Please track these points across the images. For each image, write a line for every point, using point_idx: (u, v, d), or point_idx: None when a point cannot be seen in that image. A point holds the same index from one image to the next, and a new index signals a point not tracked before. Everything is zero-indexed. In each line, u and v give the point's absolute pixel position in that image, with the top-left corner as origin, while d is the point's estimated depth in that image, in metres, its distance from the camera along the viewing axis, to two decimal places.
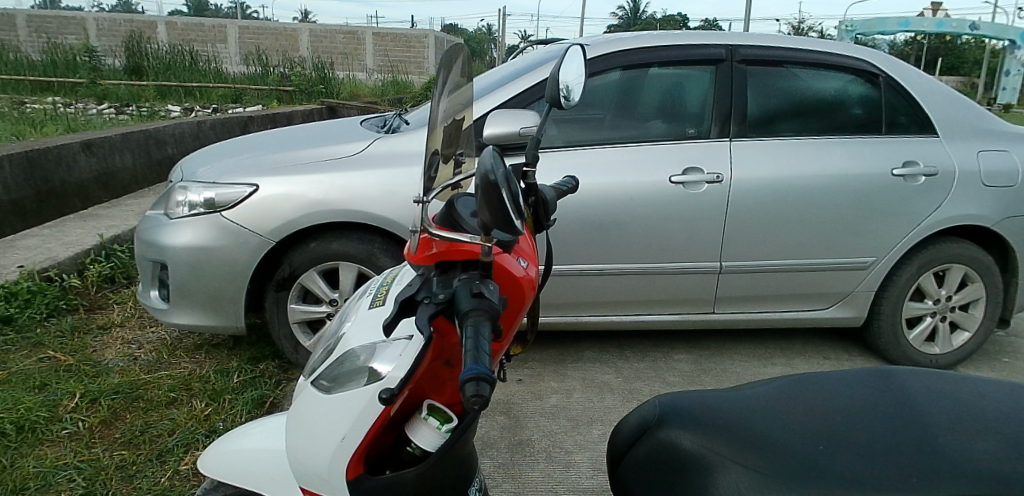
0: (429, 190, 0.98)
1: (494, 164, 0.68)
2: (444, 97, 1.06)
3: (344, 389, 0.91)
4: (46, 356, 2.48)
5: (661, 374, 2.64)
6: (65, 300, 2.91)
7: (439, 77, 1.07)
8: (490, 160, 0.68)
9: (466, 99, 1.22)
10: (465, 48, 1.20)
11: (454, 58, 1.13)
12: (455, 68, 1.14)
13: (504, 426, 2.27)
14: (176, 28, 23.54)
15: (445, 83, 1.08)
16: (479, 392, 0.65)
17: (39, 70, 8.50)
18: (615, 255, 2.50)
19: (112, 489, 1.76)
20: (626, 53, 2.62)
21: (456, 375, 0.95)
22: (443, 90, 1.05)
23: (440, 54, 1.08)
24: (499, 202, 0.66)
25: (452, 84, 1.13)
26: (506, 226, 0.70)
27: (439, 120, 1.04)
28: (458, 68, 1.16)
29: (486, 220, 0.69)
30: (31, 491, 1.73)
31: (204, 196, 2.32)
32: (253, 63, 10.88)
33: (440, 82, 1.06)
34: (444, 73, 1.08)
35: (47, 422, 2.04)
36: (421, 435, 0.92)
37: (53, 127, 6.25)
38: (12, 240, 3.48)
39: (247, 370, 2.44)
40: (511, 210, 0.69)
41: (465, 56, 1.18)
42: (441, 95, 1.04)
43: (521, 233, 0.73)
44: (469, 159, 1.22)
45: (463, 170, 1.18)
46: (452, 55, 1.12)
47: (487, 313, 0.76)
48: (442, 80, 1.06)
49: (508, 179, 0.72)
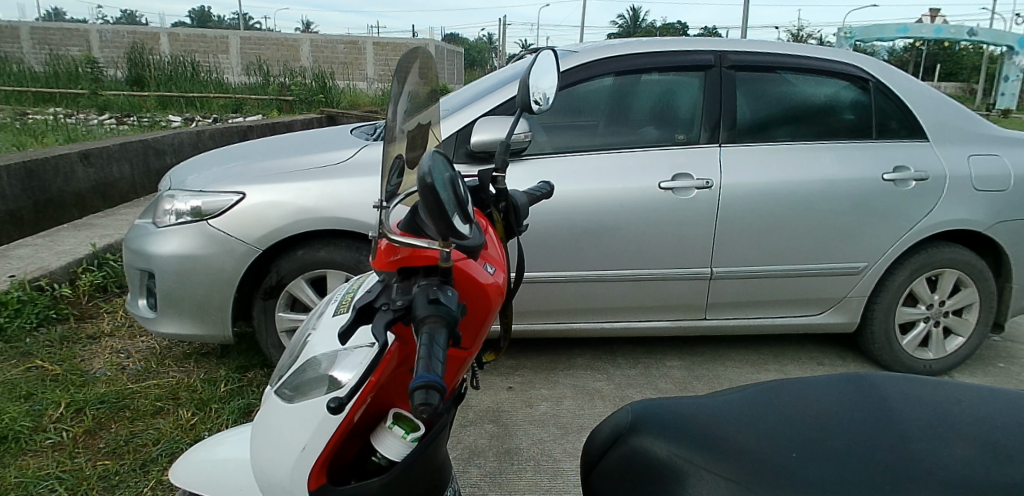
0: (393, 197, 1.00)
1: (432, 167, 0.66)
2: (403, 103, 1.05)
3: (306, 398, 0.90)
4: (33, 365, 2.48)
5: (653, 381, 2.62)
6: (56, 310, 2.92)
7: (397, 82, 1.06)
8: (429, 163, 0.67)
9: (430, 104, 1.22)
10: (430, 51, 1.19)
11: (414, 61, 1.12)
12: (417, 73, 1.14)
13: (493, 434, 2.25)
14: (179, 39, 23.75)
15: (404, 89, 1.07)
16: (428, 400, 0.64)
17: (41, 81, 8.58)
18: (604, 262, 2.49)
19: None
20: (615, 59, 2.61)
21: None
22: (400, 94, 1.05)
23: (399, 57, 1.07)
24: (439, 206, 0.65)
25: (414, 87, 1.12)
26: (447, 231, 0.68)
27: (399, 125, 1.03)
28: (420, 72, 1.15)
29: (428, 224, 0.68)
30: None
31: (192, 204, 2.33)
32: (254, 73, 10.94)
33: (398, 88, 1.05)
34: (404, 77, 1.07)
35: (31, 431, 2.03)
36: (386, 444, 0.91)
37: (53, 137, 6.30)
38: (7, 250, 3.49)
39: (234, 379, 2.43)
40: (453, 213, 0.68)
41: (428, 60, 1.17)
42: (399, 102, 1.04)
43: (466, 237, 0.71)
44: None
45: None
46: (412, 58, 1.11)
47: (443, 321, 0.75)
48: (400, 86, 1.05)
49: (451, 182, 0.70)
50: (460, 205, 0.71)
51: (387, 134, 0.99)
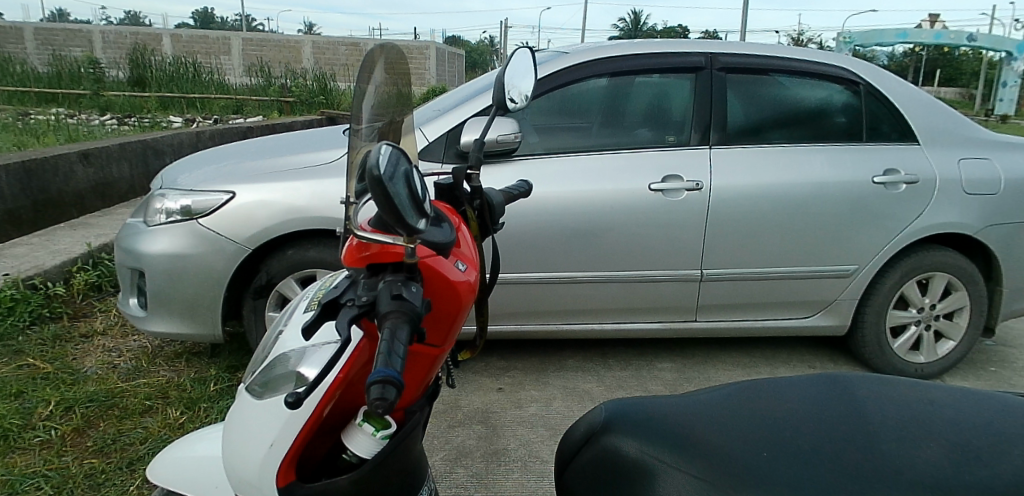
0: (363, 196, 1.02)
1: (383, 161, 0.67)
2: (370, 104, 1.07)
3: (275, 394, 0.91)
4: (24, 363, 2.49)
5: (644, 382, 2.62)
6: (50, 308, 2.93)
7: (361, 85, 1.08)
8: (381, 156, 0.68)
9: (405, 104, 1.23)
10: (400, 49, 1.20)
11: (382, 61, 1.13)
12: (388, 72, 1.15)
13: (481, 434, 2.26)
14: (183, 41, 23.87)
15: (372, 90, 1.10)
16: (383, 394, 0.65)
17: (44, 81, 8.64)
18: (594, 263, 2.49)
19: None
20: (607, 61, 2.62)
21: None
22: (366, 95, 1.07)
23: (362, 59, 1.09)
24: (389, 200, 0.65)
25: (383, 86, 1.14)
26: (403, 225, 0.69)
27: (365, 127, 1.06)
28: (391, 70, 1.16)
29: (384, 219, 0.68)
30: None
31: (182, 203, 2.34)
32: (256, 74, 11.00)
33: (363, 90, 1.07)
34: (368, 77, 1.09)
35: (20, 429, 2.05)
36: (357, 441, 0.91)
37: (53, 136, 6.33)
38: (2, 249, 3.50)
39: (224, 378, 2.44)
40: (405, 208, 0.69)
41: (399, 58, 1.19)
42: (364, 103, 1.06)
43: (424, 232, 0.72)
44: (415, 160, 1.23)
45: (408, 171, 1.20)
46: (379, 57, 1.13)
47: (406, 316, 0.76)
48: (365, 88, 1.08)
49: (406, 177, 0.71)
50: (416, 200, 0.72)
51: (351, 136, 1.02)
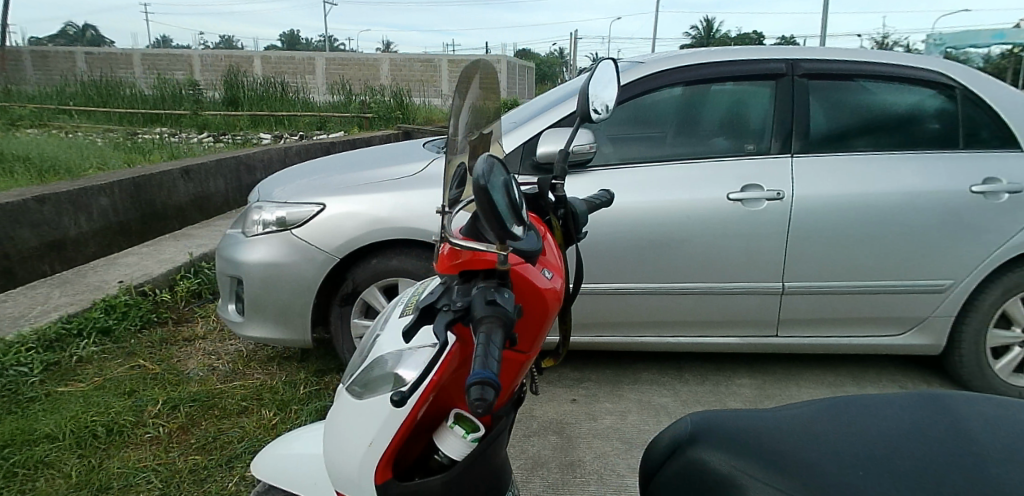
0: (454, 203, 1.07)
1: (485, 170, 0.72)
2: (464, 117, 1.12)
3: (374, 394, 0.98)
4: (137, 365, 2.74)
5: (721, 398, 2.56)
6: (157, 313, 3.20)
7: (458, 97, 1.12)
8: (483, 168, 0.72)
9: (492, 115, 1.28)
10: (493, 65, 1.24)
11: (477, 75, 1.18)
12: (481, 86, 1.20)
13: (557, 446, 2.27)
14: (271, 62, 25.40)
15: (466, 103, 1.14)
16: (482, 395, 0.69)
17: (151, 103, 9.43)
18: (670, 274, 2.46)
19: (184, 491, 1.93)
20: (683, 69, 2.60)
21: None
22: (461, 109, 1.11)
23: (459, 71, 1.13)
24: (489, 207, 0.70)
25: (476, 99, 1.18)
26: (502, 232, 0.73)
27: (460, 139, 1.11)
28: (483, 84, 1.21)
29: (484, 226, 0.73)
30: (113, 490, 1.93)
31: (277, 215, 2.51)
32: (337, 92, 11.57)
33: (459, 103, 1.12)
34: (464, 91, 1.14)
35: (133, 426, 2.28)
36: (448, 443, 0.96)
37: (159, 154, 6.89)
38: (116, 257, 3.85)
39: (313, 382, 2.59)
40: (505, 214, 0.73)
41: (490, 70, 1.23)
42: (458, 115, 1.11)
43: (520, 238, 0.76)
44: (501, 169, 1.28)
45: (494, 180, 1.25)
46: (475, 71, 1.17)
47: (500, 321, 0.80)
48: (460, 100, 1.12)
49: (504, 185, 0.75)
50: (513, 208, 0.76)
51: (448, 148, 1.07)
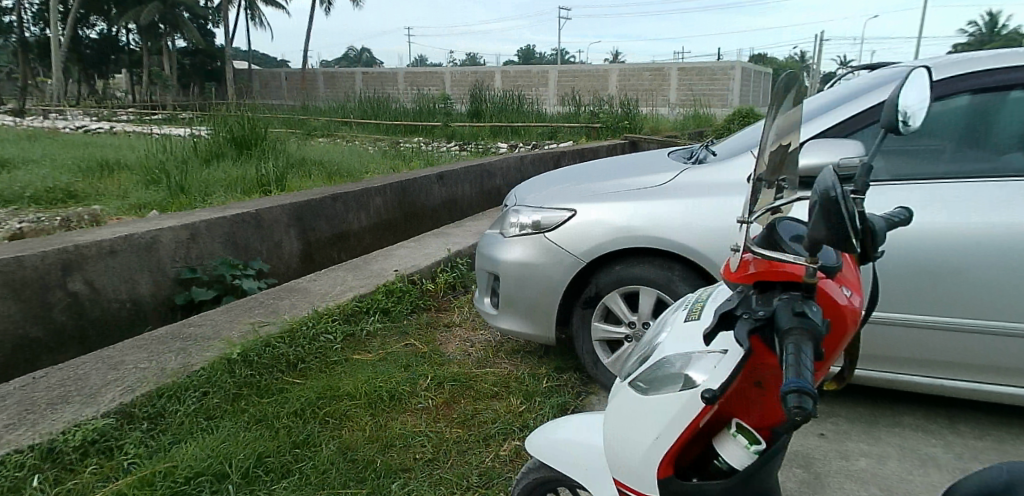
0: (754, 212, 1.29)
1: (834, 184, 0.89)
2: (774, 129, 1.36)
3: (661, 391, 1.16)
4: (409, 342, 3.33)
5: (1013, 460, 2.18)
6: (422, 301, 3.79)
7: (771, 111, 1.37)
8: (832, 180, 0.91)
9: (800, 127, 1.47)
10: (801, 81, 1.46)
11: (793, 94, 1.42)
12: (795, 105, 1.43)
13: (803, 480, 2.15)
14: (506, 76, 27.41)
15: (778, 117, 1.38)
16: (801, 404, 0.78)
17: (411, 116, 10.89)
18: (944, 306, 2.23)
19: (451, 460, 2.42)
20: (976, 76, 2.33)
21: (764, 398, 1.09)
22: (776, 119, 1.36)
23: (776, 87, 1.38)
24: (836, 213, 0.88)
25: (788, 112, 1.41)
26: (840, 241, 0.90)
27: (767, 150, 1.35)
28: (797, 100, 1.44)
29: (823, 234, 0.91)
30: (399, 447, 2.47)
31: (533, 219, 2.84)
32: (568, 102, 12.11)
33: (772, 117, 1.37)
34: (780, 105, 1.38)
35: (408, 395, 2.83)
36: (731, 450, 1.09)
37: (417, 161, 7.95)
38: (392, 249, 4.54)
39: (552, 377, 3.02)
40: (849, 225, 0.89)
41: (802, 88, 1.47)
42: (771, 128, 1.36)
43: (855, 251, 0.91)
44: (791, 184, 1.48)
45: (785, 193, 1.46)
46: (791, 89, 1.42)
47: (809, 335, 0.90)
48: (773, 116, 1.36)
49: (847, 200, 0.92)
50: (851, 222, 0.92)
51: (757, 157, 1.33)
